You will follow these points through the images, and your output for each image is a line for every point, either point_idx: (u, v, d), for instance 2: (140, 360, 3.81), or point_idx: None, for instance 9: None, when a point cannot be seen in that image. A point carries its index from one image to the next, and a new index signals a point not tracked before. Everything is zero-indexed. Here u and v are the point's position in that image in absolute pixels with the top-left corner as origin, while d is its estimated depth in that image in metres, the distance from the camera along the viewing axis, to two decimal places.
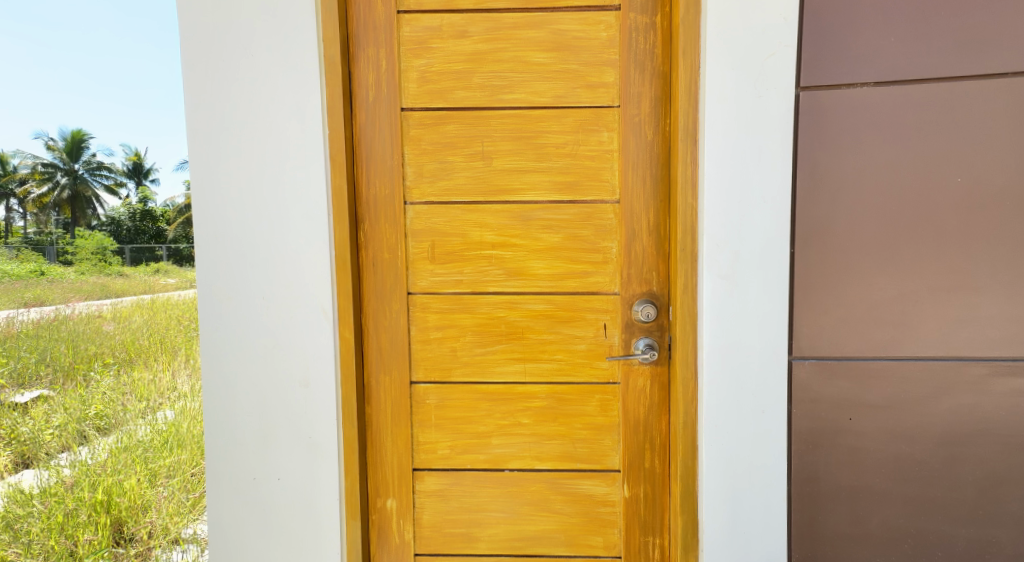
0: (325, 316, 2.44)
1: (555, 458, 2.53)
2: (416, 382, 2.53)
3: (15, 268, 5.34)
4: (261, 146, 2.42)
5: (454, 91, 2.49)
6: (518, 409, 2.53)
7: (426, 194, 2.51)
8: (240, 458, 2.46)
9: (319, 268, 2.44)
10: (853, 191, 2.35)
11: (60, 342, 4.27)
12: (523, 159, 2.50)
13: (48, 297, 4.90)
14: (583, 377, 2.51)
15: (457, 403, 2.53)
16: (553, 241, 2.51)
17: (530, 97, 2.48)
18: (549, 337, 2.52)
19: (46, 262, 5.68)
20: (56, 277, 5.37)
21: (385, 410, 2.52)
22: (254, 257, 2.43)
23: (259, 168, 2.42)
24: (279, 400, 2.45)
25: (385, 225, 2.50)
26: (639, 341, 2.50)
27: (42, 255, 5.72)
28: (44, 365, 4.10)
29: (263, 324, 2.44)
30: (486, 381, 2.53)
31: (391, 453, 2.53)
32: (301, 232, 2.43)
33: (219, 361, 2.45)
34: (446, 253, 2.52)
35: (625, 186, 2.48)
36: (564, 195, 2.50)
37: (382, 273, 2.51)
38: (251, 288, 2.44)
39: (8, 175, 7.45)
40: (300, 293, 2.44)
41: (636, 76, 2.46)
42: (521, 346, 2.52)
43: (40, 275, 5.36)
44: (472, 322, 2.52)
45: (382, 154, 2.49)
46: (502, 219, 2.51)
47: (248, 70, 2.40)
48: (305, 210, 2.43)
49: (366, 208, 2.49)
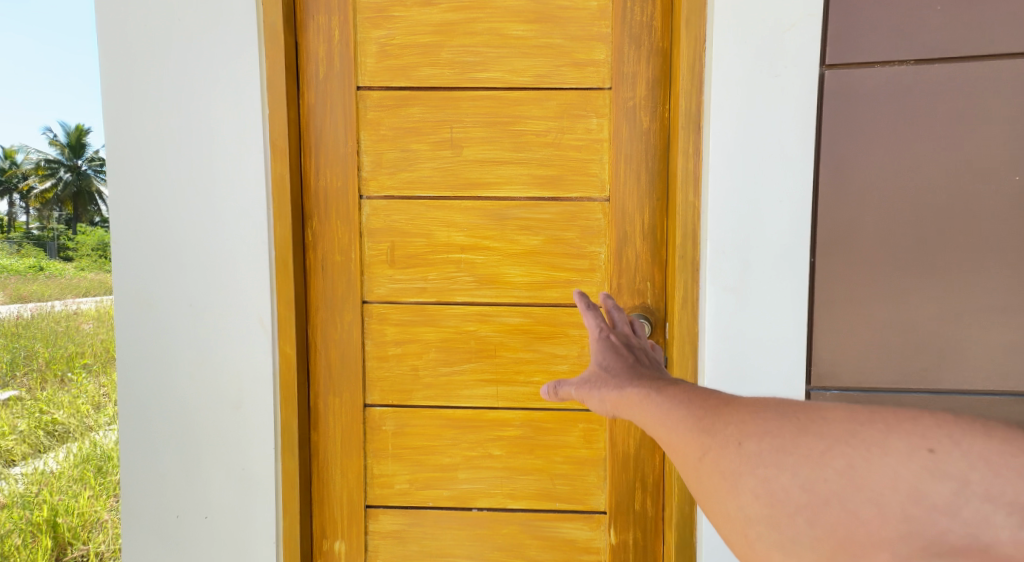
0: (264, 328, 2.09)
1: (531, 496, 2.18)
2: (371, 404, 2.20)
3: (14, 262, 4.97)
4: (190, 126, 2.06)
5: (420, 68, 2.14)
6: (489, 438, 2.18)
7: (387, 188, 2.17)
8: (163, 491, 2.10)
9: (255, 271, 2.08)
10: (884, 191, 1.98)
11: (36, 340, 3.82)
12: (500, 148, 2.15)
13: (46, 290, 4.50)
14: (564, 403, 2.17)
15: (418, 430, 2.20)
16: (532, 244, 2.16)
17: (508, 76, 2.14)
18: (526, 356, 2.17)
19: (46, 257, 5.15)
20: (57, 272, 4.89)
21: (335, 436, 2.19)
22: (180, 258, 2.08)
23: (187, 152, 2.06)
24: (207, 426, 2.09)
25: (337, 223, 2.17)
26: None
27: (43, 250, 5.21)
28: (21, 364, 3.64)
29: (191, 336, 2.08)
30: (452, 406, 2.19)
31: (340, 487, 2.19)
32: (236, 229, 2.07)
33: (140, 378, 2.09)
34: (408, 257, 2.18)
35: (616, 182, 2.13)
36: (545, 192, 2.15)
37: (334, 277, 2.18)
38: (180, 295, 2.08)
39: (8, 171, 5.94)
40: (234, 300, 2.08)
41: (631, 53, 2.10)
42: (493, 366, 2.18)
43: (41, 270, 4.89)
44: (437, 337, 2.19)
45: (334, 140, 2.15)
46: (473, 219, 2.17)
47: (175, 39, 2.05)
48: (239, 202, 2.07)
49: (313, 204, 2.16)
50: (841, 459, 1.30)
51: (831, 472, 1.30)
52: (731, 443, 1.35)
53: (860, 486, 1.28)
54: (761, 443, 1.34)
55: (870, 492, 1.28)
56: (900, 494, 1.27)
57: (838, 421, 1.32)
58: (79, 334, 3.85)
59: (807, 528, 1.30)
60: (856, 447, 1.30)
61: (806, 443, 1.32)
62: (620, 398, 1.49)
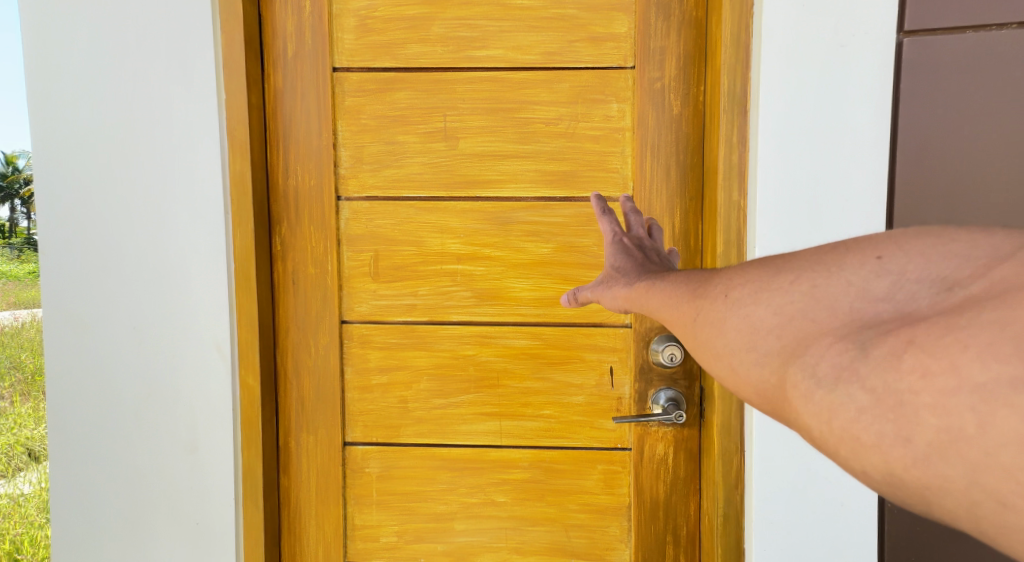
0: (222, 355, 1.74)
1: (541, 551, 1.85)
2: (352, 443, 1.87)
3: None
4: (132, 114, 1.72)
5: (407, 45, 1.81)
6: (491, 483, 1.86)
7: (369, 187, 1.84)
8: (104, 550, 1.78)
9: (211, 287, 1.74)
10: (981, 188, 1.57)
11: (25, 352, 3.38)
12: (502, 140, 1.82)
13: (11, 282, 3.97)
14: (581, 442, 1.84)
15: (408, 473, 1.87)
16: (542, 253, 1.83)
17: (512, 54, 1.80)
18: (534, 385, 1.84)
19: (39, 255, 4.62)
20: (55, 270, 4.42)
21: (309, 481, 1.87)
22: (122, 272, 1.74)
23: (128, 146, 1.72)
24: (156, 473, 1.76)
25: (309, 229, 1.84)
26: (658, 394, 1.81)
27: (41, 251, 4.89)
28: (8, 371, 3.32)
29: (135, 366, 1.75)
30: (448, 444, 1.86)
31: (315, 541, 1.87)
32: (187, 238, 1.73)
33: (76, 416, 1.75)
34: (394, 269, 1.85)
35: (641, 179, 1.80)
36: (557, 191, 1.82)
37: (306, 293, 1.85)
38: (122, 315, 1.74)
39: None
40: (185, 323, 1.74)
41: (658, 24, 1.77)
42: (496, 397, 1.85)
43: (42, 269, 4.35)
44: (430, 363, 1.86)
45: (306, 131, 1.82)
46: (471, 223, 1.83)
47: (112, 9, 1.70)
48: (191, 204, 1.73)
49: (282, 207, 1.83)
50: (863, 268, 0.97)
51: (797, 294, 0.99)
52: (719, 295, 1.04)
53: (815, 300, 0.97)
54: (751, 292, 1.01)
55: (832, 304, 0.96)
56: (857, 301, 0.96)
57: (854, 262, 0.98)
58: (23, 336, 3.40)
59: (775, 344, 0.98)
60: (867, 263, 0.98)
61: (813, 275, 0.99)
62: (632, 290, 1.22)
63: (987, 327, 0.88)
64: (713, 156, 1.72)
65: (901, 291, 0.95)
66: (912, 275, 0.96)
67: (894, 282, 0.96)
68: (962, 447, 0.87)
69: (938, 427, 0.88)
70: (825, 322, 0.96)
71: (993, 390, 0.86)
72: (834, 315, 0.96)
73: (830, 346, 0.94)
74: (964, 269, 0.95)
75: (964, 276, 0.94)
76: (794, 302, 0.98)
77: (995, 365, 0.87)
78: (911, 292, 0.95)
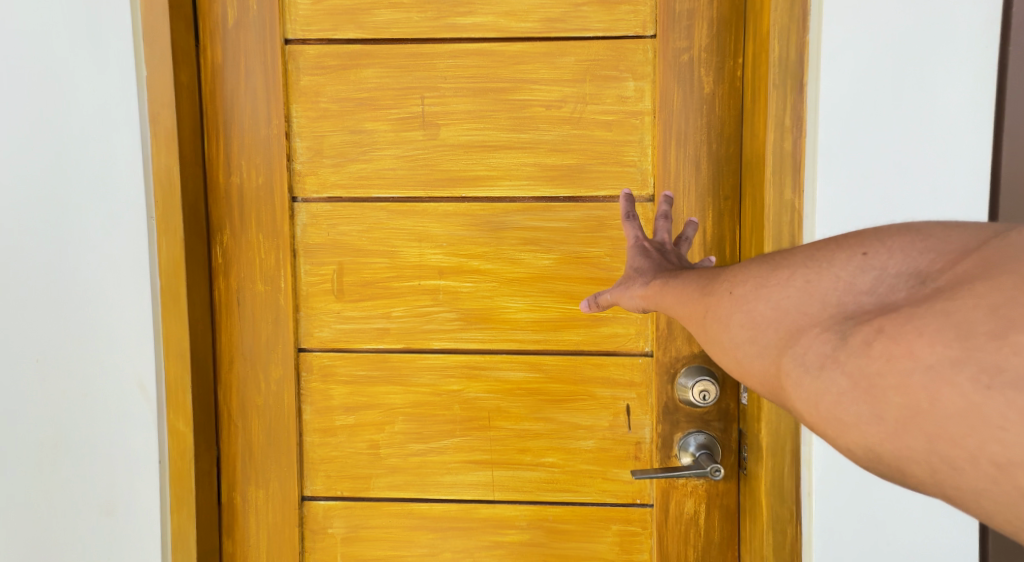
0: (147, 397, 1.41)
1: None
2: (312, 498, 1.54)
3: None
4: (32, 95, 1.38)
5: (376, 10, 1.48)
6: (480, 545, 1.53)
7: (332, 186, 1.51)
8: None
9: (134, 312, 1.41)
10: None
11: None
12: (493, 127, 1.50)
13: None
14: (591, 496, 1.51)
15: (379, 535, 1.54)
16: (543, 266, 1.50)
17: (505, 22, 1.47)
18: (534, 427, 1.52)
19: None
20: None
21: (259, 544, 1.54)
22: (22, 292, 1.40)
23: (27, 135, 1.39)
24: (65, 540, 1.43)
25: (258, 237, 1.50)
26: (687, 439, 1.47)
27: None
28: None
29: (39, 409, 1.41)
30: (428, 499, 1.53)
31: None
32: (103, 250, 1.40)
33: None
34: (362, 286, 1.52)
35: (664, 175, 1.45)
36: (560, 189, 1.49)
37: (255, 316, 1.51)
38: (21, 347, 1.41)
39: None
40: (102, 356, 1.41)
41: None
42: (486, 441, 1.52)
43: None
44: (406, 400, 1.53)
45: (253, 117, 1.48)
46: (454, 229, 1.52)
47: None
48: (107, 208, 1.40)
49: (224, 211, 1.50)
50: (843, 256, 0.87)
51: (788, 286, 0.89)
52: (721, 292, 0.95)
53: (803, 295, 0.87)
54: (746, 283, 0.93)
55: (822, 298, 0.86)
56: (849, 294, 0.85)
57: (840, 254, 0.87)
58: None
59: (764, 339, 0.88)
60: (852, 252, 0.87)
61: (799, 264, 0.89)
62: (646, 289, 1.15)
63: (945, 313, 0.78)
64: (757, 142, 1.36)
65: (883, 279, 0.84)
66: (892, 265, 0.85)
67: (878, 276, 0.84)
68: (923, 423, 0.77)
69: (902, 409, 0.79)
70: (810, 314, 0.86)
71: (949, 375, 0.76)
72: (820, 306, 0.86)
73: (814, 336, 0.84)
74: (940, 261, 0.83)
75: (949, 265, 0.82)
76: (790, 296, 0.88)
77: (956, 354, 0.77)
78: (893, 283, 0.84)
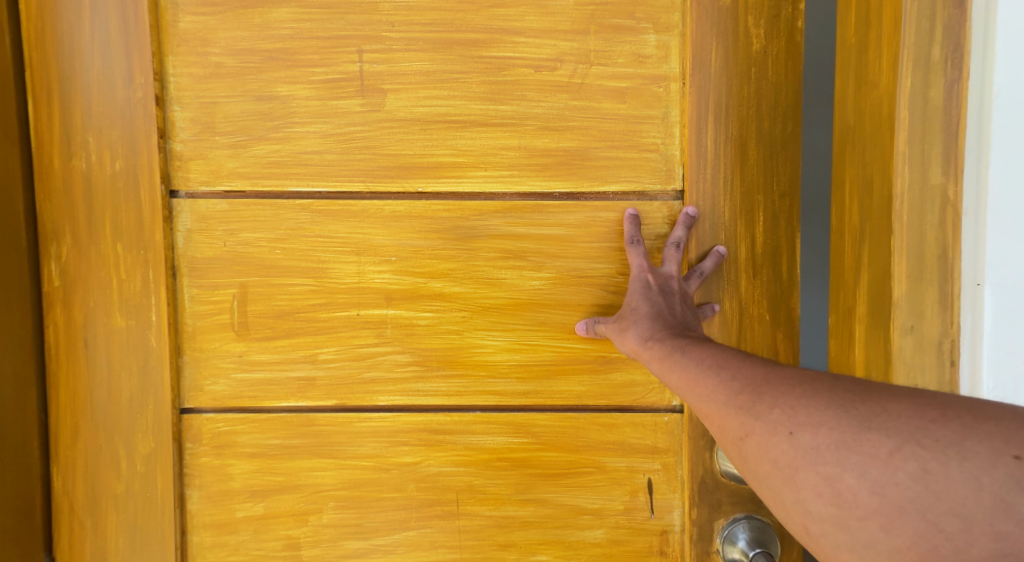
0: None
1: None
2: None
3: None
4: None
5: None
6: None
7: (227, 175, 1.12)
8: None
9: None
10: None
11: None
12: (461, 95, 1.07)
13: None
14: None
15: None
16: (532, 291, 1.08)
17: None
18: (519, 514, 1.09)
19: None
20: None
21: None
22: None
23: None
24: None
25: (117, 249, 1.10)
26: (731, 530, 1.07)
27: None
28: None
29: None
30: None
31: None
32: None
33: None
34: (274, 318, 1.12)
35: (699, 161, 1.05)
36: (555, 182, 1.07)
37: (114, 359, 1.10)
38: None
39: None
40: None
41: None
42: (450, 535, 1.10)
43: None
44: (337, 480, 1.12)
45: (103, 79, 1.09)
46: (405, 237, 1.09)
47: None
48: None
49: (59, 212, 1.09)
50: (912, 461, 0.74)
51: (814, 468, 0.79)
52: (779, 430, 0.81)
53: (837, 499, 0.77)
54: (816, 434, 0.79)
55: (863, 502, 0.76)
56: (890, 499, 0.75)
57: (906, 413, 0.76)
58: None
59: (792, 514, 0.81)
60: (928, 452, 0.74)
61: (864, 441, 0.77)
62: (647, 351, 0.97)
63: None
64: (882, 86, 1.00)
65: (955, 494, 0.73)
66: (974, 481, 0.72)
67: (919, 477, 0.74)
68: None
69: None
70: (866, 507, 0.76)
71: None
72: (880, 501, 0.76)
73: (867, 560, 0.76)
74: (992, 462, 0.73)
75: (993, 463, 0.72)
76: (823, 480, 0.78)
77: None
78: (965, 497, 0.73)
